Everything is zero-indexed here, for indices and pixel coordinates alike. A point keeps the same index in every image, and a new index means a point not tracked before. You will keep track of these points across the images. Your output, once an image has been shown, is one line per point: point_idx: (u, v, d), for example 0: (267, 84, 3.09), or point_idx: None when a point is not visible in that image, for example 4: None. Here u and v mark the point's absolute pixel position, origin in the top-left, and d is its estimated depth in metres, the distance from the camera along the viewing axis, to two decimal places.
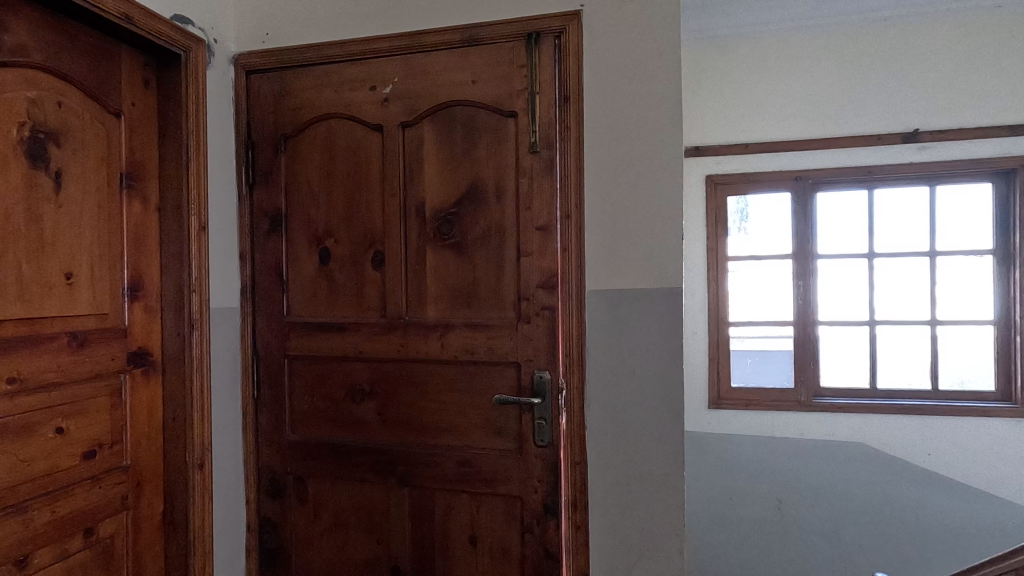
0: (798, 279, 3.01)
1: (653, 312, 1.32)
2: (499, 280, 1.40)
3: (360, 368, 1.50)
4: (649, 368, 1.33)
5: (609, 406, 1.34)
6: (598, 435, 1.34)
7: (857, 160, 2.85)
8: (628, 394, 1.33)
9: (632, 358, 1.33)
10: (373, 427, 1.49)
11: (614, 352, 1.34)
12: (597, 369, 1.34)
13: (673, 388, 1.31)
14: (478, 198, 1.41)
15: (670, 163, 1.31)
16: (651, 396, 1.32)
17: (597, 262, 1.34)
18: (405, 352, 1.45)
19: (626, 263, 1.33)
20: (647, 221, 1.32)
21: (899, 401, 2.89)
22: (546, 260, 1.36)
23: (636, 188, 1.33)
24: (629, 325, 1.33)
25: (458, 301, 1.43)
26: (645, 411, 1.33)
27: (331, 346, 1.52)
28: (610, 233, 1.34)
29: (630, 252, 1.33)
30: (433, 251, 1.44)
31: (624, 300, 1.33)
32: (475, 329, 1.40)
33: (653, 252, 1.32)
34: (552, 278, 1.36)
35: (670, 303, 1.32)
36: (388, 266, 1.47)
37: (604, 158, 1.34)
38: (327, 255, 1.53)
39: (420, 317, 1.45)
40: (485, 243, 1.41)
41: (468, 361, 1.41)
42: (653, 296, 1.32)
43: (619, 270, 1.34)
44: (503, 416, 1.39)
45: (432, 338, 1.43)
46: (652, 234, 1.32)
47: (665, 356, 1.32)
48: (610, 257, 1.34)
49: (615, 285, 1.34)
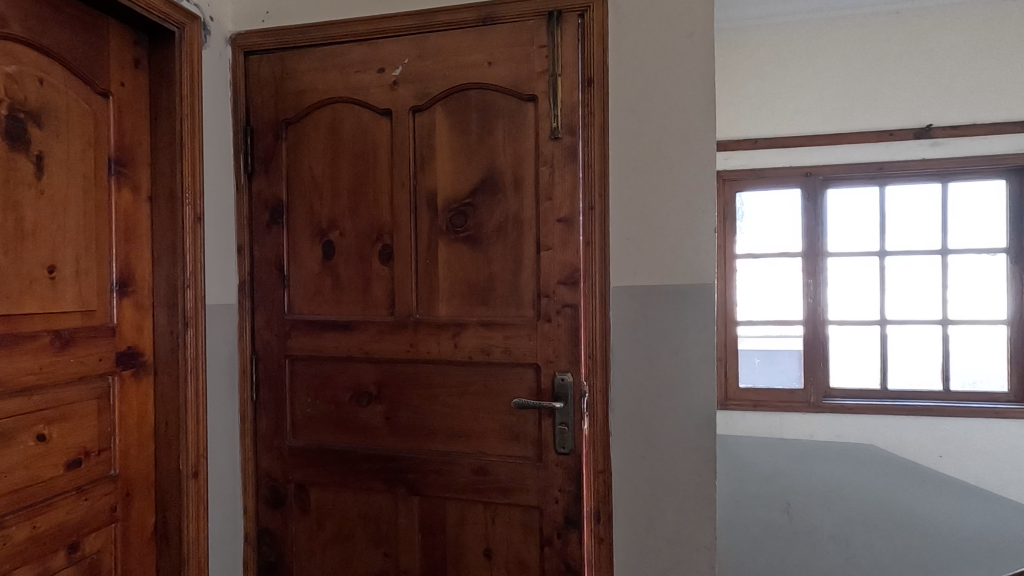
0: (808, 277, 2.93)
1: (682, 310, 1.24)
2: (517, 276, 1.31)
3: (366, 369, 1.41)
4: (679, 371, 1.24)
5: (635, 412, 1.25)
6: (622, 443, 1.26)
7: (870, 156, 2.78)
8: (656, 398, 1.25)
9: (660, 360, 1.25)
10: (381, 432, 1.40)
11: (640, 354, 1.25)
12: (622, 372, 1.26)
13: (704, 392, 1.23)
14: (494, 188, 1.32)
15: (702, 151, 1.22)
16: (681, 403, 1.24)
17: (622, 258, 1.26)
18: (415, 352, 1.36)
19: (653, 259, 1.25)
20: (677, 215, 1.24)
21: (910, 402, 2.82)
22: (568, 254, 1.27)
23: (665, 179, 1.24)
24: (656, 324, 1.25)
25: (473, 298, 1.33)
26: (674, 417, 1.24)
27: (335, 345, 1.42)
28: (637, 227, 1.25)
29: (658, 248, 1.25)
30: (445, 245, 1.35)
31: (651, 299, 1.25)
32: (491, 328, 1.31)
33: (683, 248, 1.24)
34: (574, 273, 1.27)
35: (701, 302, 1.23)
36: (397, 261, 1.38)
37: (631, 146, 1.25)
38: (331, 248, 1.43)
39: (431, 315, 1.36)
40: (502, 237, 1.32)
41: (484, 362, 1.32)
42: (683, 295, 1.24)
43: (646, 268, 1.25)
44: (521, 421, 1.30)
45: (444, 337, 1.34)
46: (681, 227, 1.24)
47: (695, 359, 1.23)
48: (635, 252, 1.25)
49: (642, 283, 1.25)
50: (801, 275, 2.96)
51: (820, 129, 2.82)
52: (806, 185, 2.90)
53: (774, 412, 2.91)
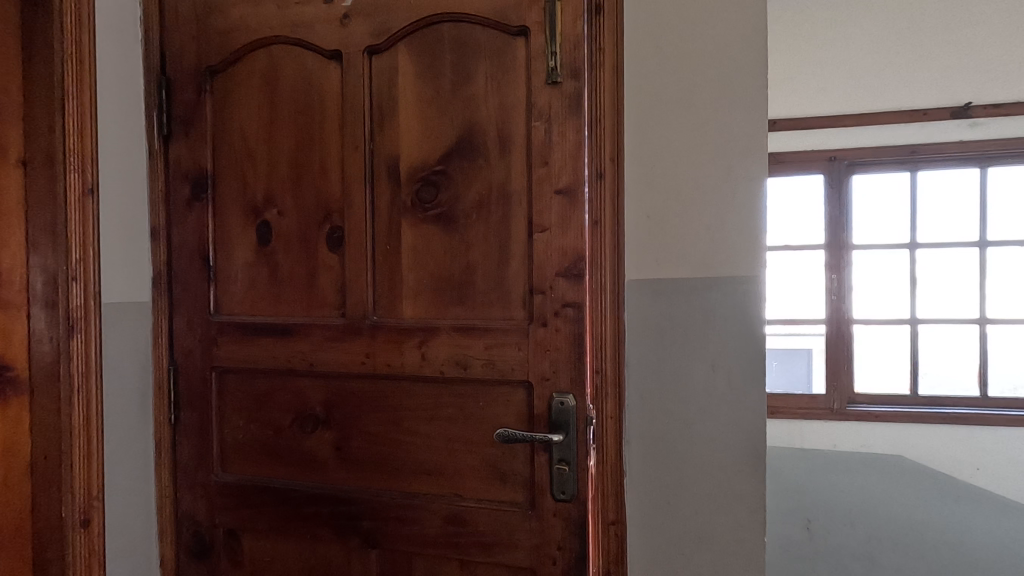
0: (831, 271, 2.60)
1: (721, 312, 0.93)
2: (502, 267, 1.00)
3: (312, 385, 1.10)
4: (715, 390, 0.94)
5: (656, 444, 0.96)
6: (641, 484, 0.96)
7: (900, 138, 2.48)
8: (683, 426, 0.95)
9: (690, 376, 0.95)
10: (330, 466, 1.09)
11: (665, 369, 0.95)
12: (639, 392, 0.96)
13: (748, 417, 0.93)
14: (472, 151, 1.01)
15: (750, 99, 0.92)
16: (720, 433, 0.94)
17: (642, 241, 0.96)
18: (372, 366, 1.06)
19: (683, 243, 0.95)
20: (716, 184, 0.93)
21: (942, 409, 2.46)
22: (569, 238, 0.95)
23: (699, 137, 0.94)
24: (687, 329, 0.95)
25: (446, 295, 1.03)
26: (709, 452, 0.94)
27: (273, 355, 1.11)
28: (662, 202, 0.95)
29: (689, 229, 0.94)
30: (410, 227, 1.04)
31: (680, 296, 0.95)
32: (470, 334, 1.00)
33: (722, 227, 0.93)
34: (580, 262, 0.95)
35: (745, 299, 0.93)
36: (350, 247, 1.07)
37: (653, 94, 0.95)
38: (268, 231, 1.13)
39: (392, 317, 1.05)
40: (483, 217, 1.00)
41: (460, 378, 1.01)
42: (722, 289, 0.93)
43: (672, 255, 0.95)
44: (507, 457, 0.99)
45: (409, 346, 1.03)
46: (720, 200, 0.93)
47: (738, 376, 0.93)
48: (657, 235, 0.95)
49: (667, 274, 0.95)
50: (823, 269, 2.63)
51: (850, 107, 2.49)
52: (829, 171, 2.58)
53: (793, 420, 2.59)
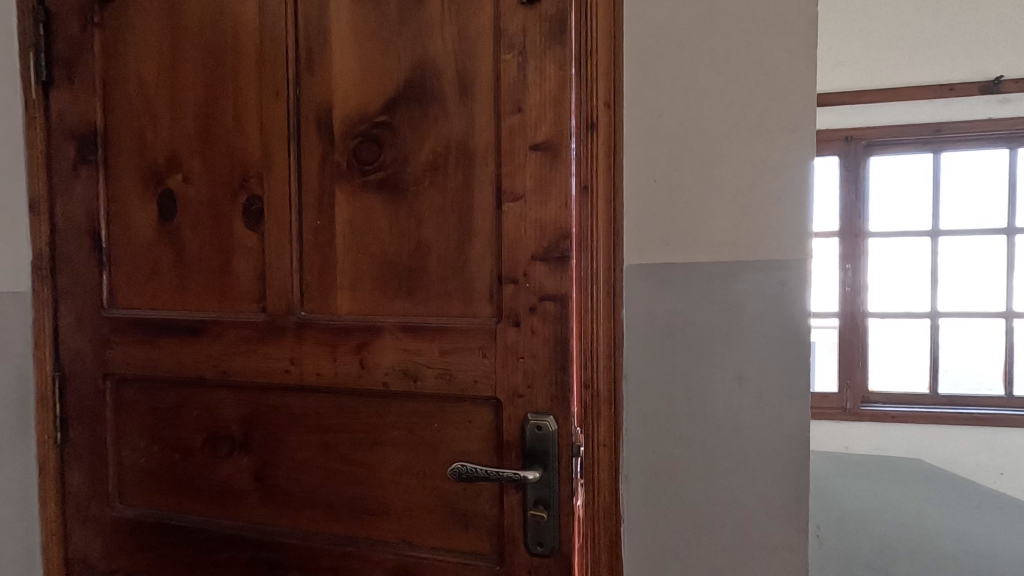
0: (844, 262, 2.35)
1: (752, 308, 0.71)
2: (463, 249, 0.76)
3: (227, 399, 0.87)
4: (744, 411, 0.71)
5: (662, 477, 0.73)
6: (642, 527, 0.74)
7: (923, 115, 2.21)
8: (700, 456, 0.72)
9: (709, 391, 0.72)
10: (250, 500, 0.87)
11: (676, 380, 0.73)
12: (641, 408, 0.74)
13: (786, 446, 0.71)
14: (424, 96, 0.77)
15: (792, 23, 0.69)
16: (747, 466, 0.71)
17: (646, 212, 0.73)
18: (299, 375, 0.82)
19: (700, 216, 0.72)
20: (747, 138, 0.70)
21: (965, 410, 2.27)
22: (548, 210, 0.72)
23: (724, 75, 0.71)
24: (705, 330, 0.72)
25: (393, 286, 0.79)
26: (733, 491, 0.72)
27: (177, 360, 0.88)
28: (674, 162, 0.72)
29: (711, 197, 0.71)
30: (345, 196, 0.81)
31: (696, 285, 0.72)
32: (423, 336, 0.77)
33: (755, 194, 0.70)
34: (563, 241, 0.71)
35: (785, 291, 0.70)
36: (270, 223, 0.83)
37: (666, 20, 0.72)
38: (170, 203, 0.89)
39: (324, 312, 0.82)
40: (438, 184, 0.77)
41: (410, 394, 0.78)
42: (753, 276, 0.71)
43: (687, 232, 0.72)
44: (467, 496, 0.76)
45: (345, 351, 0.80)
46: (752, 156, 0.70)
47: (773, 393, 0.71)
48: (667, 206, 0.72)
49: (680, 256, 0.72)
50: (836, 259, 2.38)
51: (866, 81, 2.22)
52: (845, 152, 2.31)
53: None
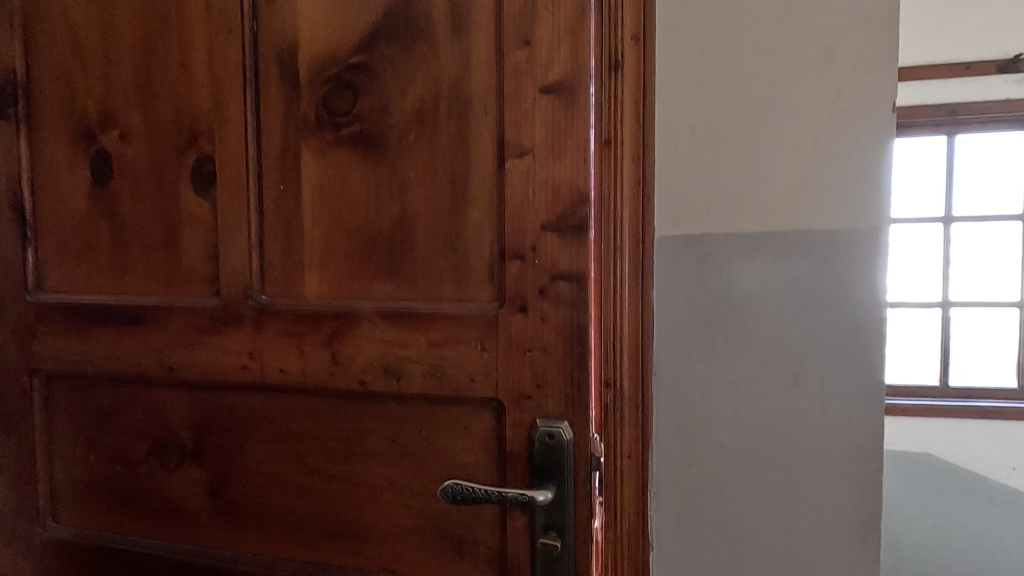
0: None
1: (813, 289, 0.58)
2: (457, 220, 0.62)
3: (176, 399, 0.73)
4: (801, 414, 0.59)
5: (701, 491, 0.61)
6: (676, 548, 0.62)
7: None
8: (745, 467, 0.61)
9: (759, 390, 0.59)
10: (204, 520, 0.73)
11: (719, 376, 0.60)
12: (675, 409, 0.61)
13: (853, 456, 0.58)
14: (407, 29, 0.63)
15: None
16: (804, 479, 0.59)
17: (683, 172, 0.59)
18: (258, 371, 0.68)
19: (751, 176, 0.58)
20: (812, 79, 0.57)
21: None
22: (561, 167, 0.58)
23: (784, 1, 0.57)
24: (753, 316, 0.59)
25: (372, 264, 0.65)
26: (786, 509, 0.60)
27: (115, 354, 0.74)
28: (718, 110, 0.59)
29: (765, 152, 0.58)
30: (312, 155, 0.66)
31: (744, 261, 0.59)
32: (407, 325, 0.63)
33: (820, 149, 0.57)
34: (582, 207, 0.58)
35: (856, 268, 0.57)
36: (223, 188, 0.69)
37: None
38: (104, 165, 0.74)
39: (289, 296, 0.68)
40: (426, 138, 0.63)
41: (392, 395, 0.65)
42: (815, 250, 0.58)
43: (733, 196, 0.59)
44: (462, 518, 0.63)
45: (314, 343, 0.66)
46: (814, 101, 0.57)
47: (837, 392, 0.58)
48: (708, 164, 0.59)
49: (725, 225, 0.59)
50: None
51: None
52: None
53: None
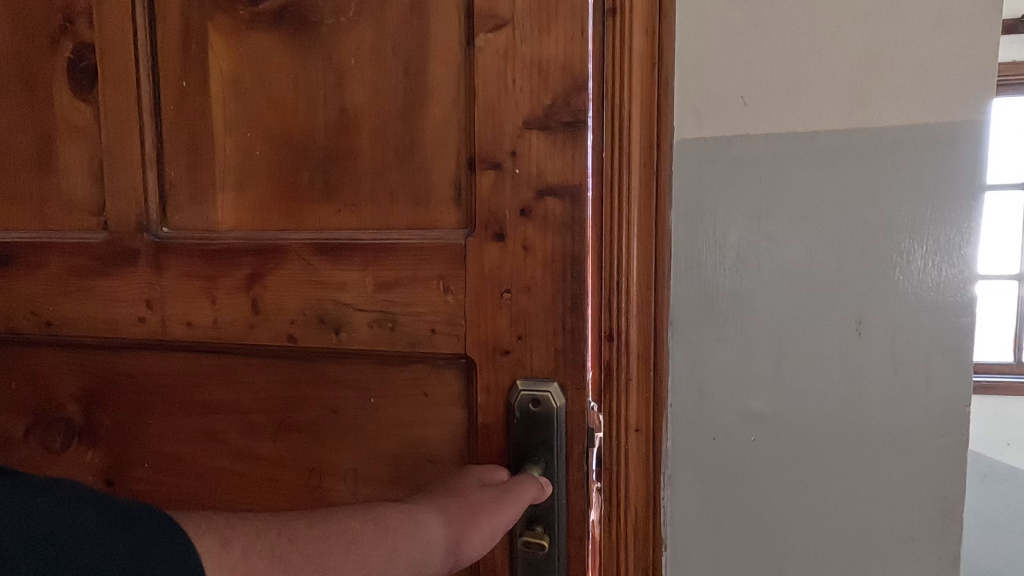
0: None
1: (883, 200, 0.41)
2: (413, 120, 0.47)
3: (57, 365, 0.57)
4: (860, 376, 0.43)
5: (726, 481, 0.45)
6: (693, 557, 0.47)
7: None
8: (781, 448, 0.45)
9: (805, 344, 0.43)
10: None
11: (753, 328, 0.44)
12: (690, 373, 0.45)
13: (930, 429, 0.42)
14: None
15: None
16: (864, 462, 0.44)
17: (710, 41, 0.42)
18: (159, 326, 0.53)
19: (802, 47, 0.41)
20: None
21: None
22: (550, 43, 0.43)
23: None
24: (799, 242, 0.42)
25: (302, 182, 0.50)
26: (838, 501, 0.44)
27: None
28: None
29: (824, 6, 0.41)
30: (223, 39, 0.50)
31: (788, 166, 0.42)
32: (348, 261, 0.48)
33: None
34: (578, 95, 0.43)
35: (946, 167, 0.40)
36: (107, 86, 0.52)
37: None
38: None
39: (197, 228, 0.52)
40: (372, 10, 0.47)
41: (331, 353, 0.50)
42: (887, 143, 0.41)
43: (777, 78, 0.42)
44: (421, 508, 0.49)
45: (229, 287, 0.51)
46: None
47: (910, 344, 0.42)
48: (742, 34, 0.42)
49: (770, 118, 0.42)
50: None
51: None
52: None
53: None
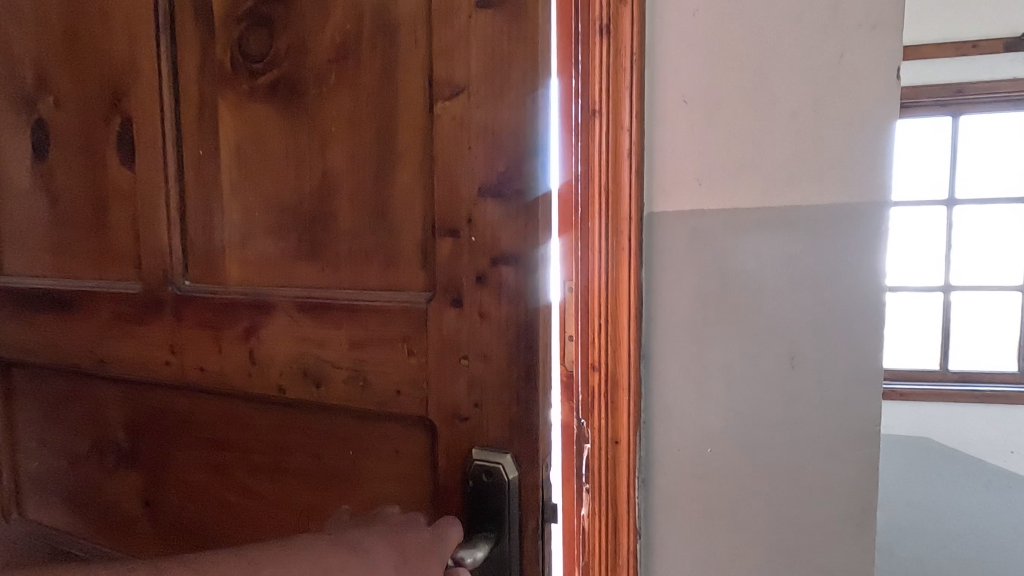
0: None
1: (832, 308, 0.48)
2: (385, 184, 0.48)
3: (111, 396, 0.65)
4: (824, 453, 0.50)
5: (699, 531, 0.53)
6: None
7: (932, 74, 1.38)
8: (756, 517, 0.51)
9: (767, 407, 0.50)
10: (138, 530, 0.65)
11: (730, 412, 0.51)
12: (674, 448, 0.52)
13: (885, 501, 0.50)
14: None
15: None
16: (821, 516, 0.50)
17: (688, 163, 0.49)
18: (180, 369, 0.59)
19: (767, 168, 0.48)
20: (852, 41, 0.45)
21: None
22: (502, 109, 0.42)
23: None
24: (767, 342, 0.49)
25: (292, 241, 0.53)
26: (802, 559, 0.51)
27: (54, 342, 0.68)
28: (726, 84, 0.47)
29: (786, 134, 0.47)
30: (230, 112, 0.55)
31: (758, 275, 0.49)
32: (327, 319, 0.50)
33: (853, 130, 0.46)
34: (530, 160, 0.41)
35: (892, 278, 0.47)
36: (141, 156, 0.59)
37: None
38: (44, 136, 0.67)
39: (209, 282, 0.57)
40: (349, 79, 0.49)
41: (314, 405, 0.52)
42: (837, 248, 0.48)
43: (743, 194, 0.48)
44: None
45: (233, 336, 0.55)
46: (843, 73, 0.46)
47: (864, 427, 0.49)
48: (714, 155, 0.48)
49: (736, 228, 0.49)
50: None
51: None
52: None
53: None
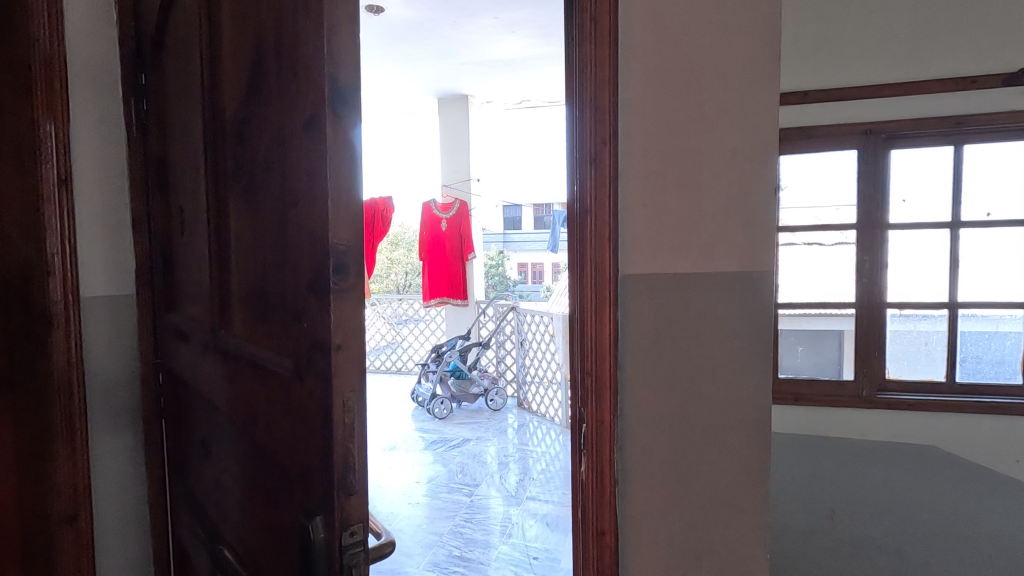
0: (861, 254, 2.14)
1: (727, 314, 0.94)
2: (281, 269, 0.57)
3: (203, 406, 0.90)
4: (723, 391, 0.94)
5: (650, 443, 0.96)
6: (641, 482, 0.96)
7: (943, 105, 2.03)
8: (686, 427, 0.95)
9: (688, 374, 0.94)
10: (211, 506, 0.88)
11: (670, 369, 0.94)
12: (640, 391, 0.95)
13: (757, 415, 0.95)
14: (261, 77, 0.60)
15: (757, 98, 0.91)
16: (719, 430, 0.95)
17: (643, 234, 0.93)
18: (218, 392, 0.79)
19: (687, 240, 0.93)
20: (732, 182, 0.92)
21: (980, 400, 2.06)
22: (313, 217, 0.49)
23: (709, 132, 0.91)
24: (689, 329, 0.94)
25: (254, 309, 0.67)
26: (710, 450, 0.95)
27: (185, 362, 0.96)
28: (666, 195, 0.92)
29: (699, 223, 0.93)
30: (234, 206, 0.71)
31: (685, 295, 0.93)
32: (258, 373, 0.63)
33: (736, 224, 0.93)
34: (326, 263, 0.47)
35: (758, 298, 0.94)
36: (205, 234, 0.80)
37: (679, 53, 0.91)
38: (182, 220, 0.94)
39: (229, 333, 0.75)
40: (271, 185, 0.60)
41: (256, 440, 0.65)
42: (732, 282, 0.94)
43: (676, 252, 0.93)
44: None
45: (231, 375, 0.72)
46: (724, 193, 0.92)
47: (744, 377, 0.94)
48: (659, 230, 0.93)
49: (676, 269, 0.93)
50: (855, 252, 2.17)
51: (893, 68, 2.07)
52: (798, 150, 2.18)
53: (815, 408, 2.24)
